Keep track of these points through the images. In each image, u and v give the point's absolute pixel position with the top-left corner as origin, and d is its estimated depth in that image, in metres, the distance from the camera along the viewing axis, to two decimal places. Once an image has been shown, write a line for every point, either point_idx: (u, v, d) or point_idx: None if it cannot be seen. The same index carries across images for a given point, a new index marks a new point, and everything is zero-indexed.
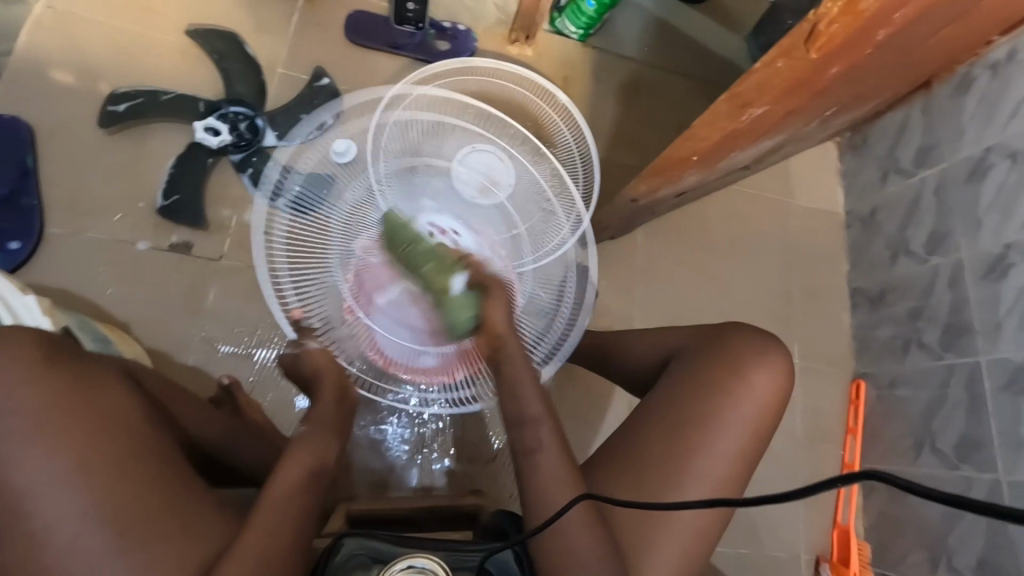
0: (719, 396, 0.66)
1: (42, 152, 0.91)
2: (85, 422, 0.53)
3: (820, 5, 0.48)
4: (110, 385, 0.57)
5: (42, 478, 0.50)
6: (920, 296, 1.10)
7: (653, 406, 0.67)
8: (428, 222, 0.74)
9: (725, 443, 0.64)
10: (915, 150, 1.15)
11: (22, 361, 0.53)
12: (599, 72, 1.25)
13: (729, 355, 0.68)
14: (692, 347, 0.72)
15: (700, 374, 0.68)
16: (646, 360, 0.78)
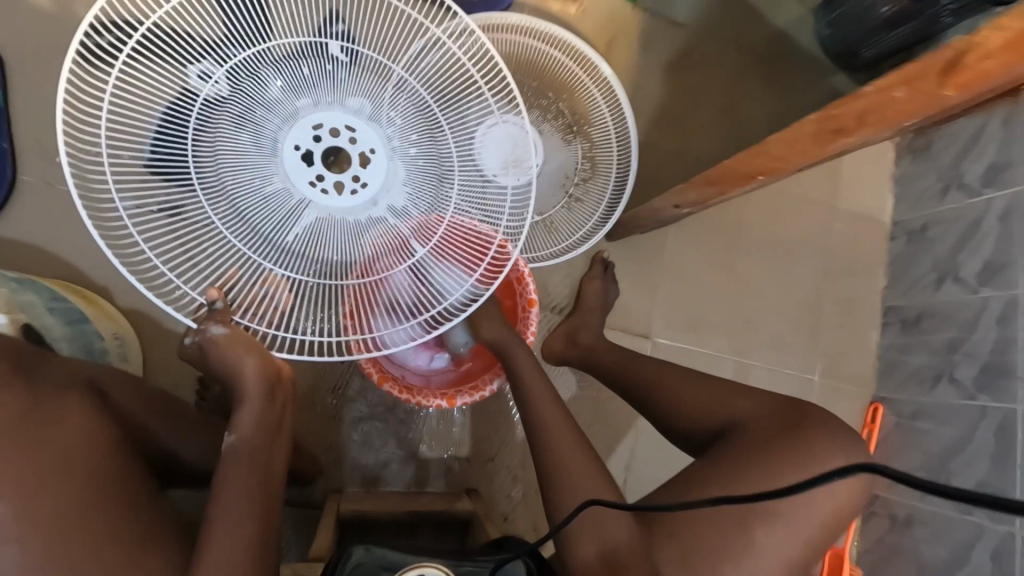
0: (788, 491, 0.60)
1: (12, 85, 0.79)
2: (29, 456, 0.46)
3: (974, 31, 0.38)
4: (59, 408, 0.50)
5: None
6: (962, 328, 1.02)
7: (712, 471, 0.62)
8: (308, 126, 0.65)
9: (784, 539, 0.59)
10: (984, 169, 1.03)
11: None
12: (647, 39, 1.10)
13: (813, 452, 0.63)
14: (763, 424, 0.66)
15: (771, 456, 0.62)
16: (700, 422, 0.71)
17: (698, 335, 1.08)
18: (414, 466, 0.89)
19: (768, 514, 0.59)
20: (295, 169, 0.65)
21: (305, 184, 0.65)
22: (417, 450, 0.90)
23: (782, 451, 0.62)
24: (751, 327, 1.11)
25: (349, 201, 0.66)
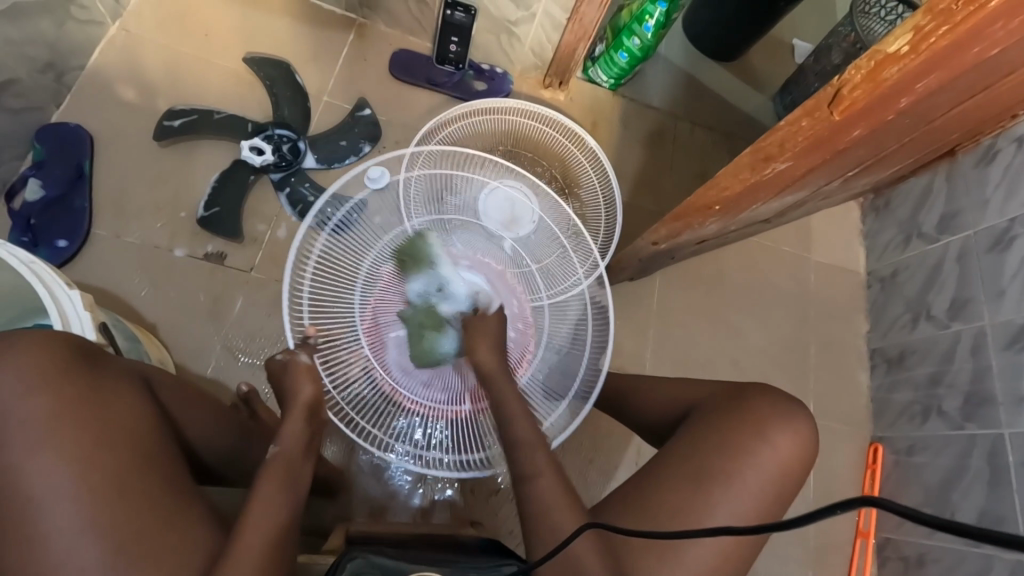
0: (734, 449, 0.66)
1: (98, 160, 0.97)
2: (85, 430, 0.53)
3: (844, 71, 0.51)
4: (121, 395, 0.58)
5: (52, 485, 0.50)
6: (940, 362, 1.08)
7: (670, 454, 0.68)
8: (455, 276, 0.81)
9: (742, 504, 0.64)
10: (937, 217, 1.14)
11: (41, 365, 0.54)
12: (626, 119, 1.29)
13: (754, 411, 0.69)
14: (713, 405, 0.72)
15: (721, 432, 0.67)
16: (665, 413, 0.78)
17: (689, 375, 1.15)
18: (422, 497, 0.93)
19: (726, 483, 0.64)
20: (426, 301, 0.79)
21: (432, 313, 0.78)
22: (425, 481, 0.94)
23: (728, 425, 0.68)
24: (741, 368, 1.18)
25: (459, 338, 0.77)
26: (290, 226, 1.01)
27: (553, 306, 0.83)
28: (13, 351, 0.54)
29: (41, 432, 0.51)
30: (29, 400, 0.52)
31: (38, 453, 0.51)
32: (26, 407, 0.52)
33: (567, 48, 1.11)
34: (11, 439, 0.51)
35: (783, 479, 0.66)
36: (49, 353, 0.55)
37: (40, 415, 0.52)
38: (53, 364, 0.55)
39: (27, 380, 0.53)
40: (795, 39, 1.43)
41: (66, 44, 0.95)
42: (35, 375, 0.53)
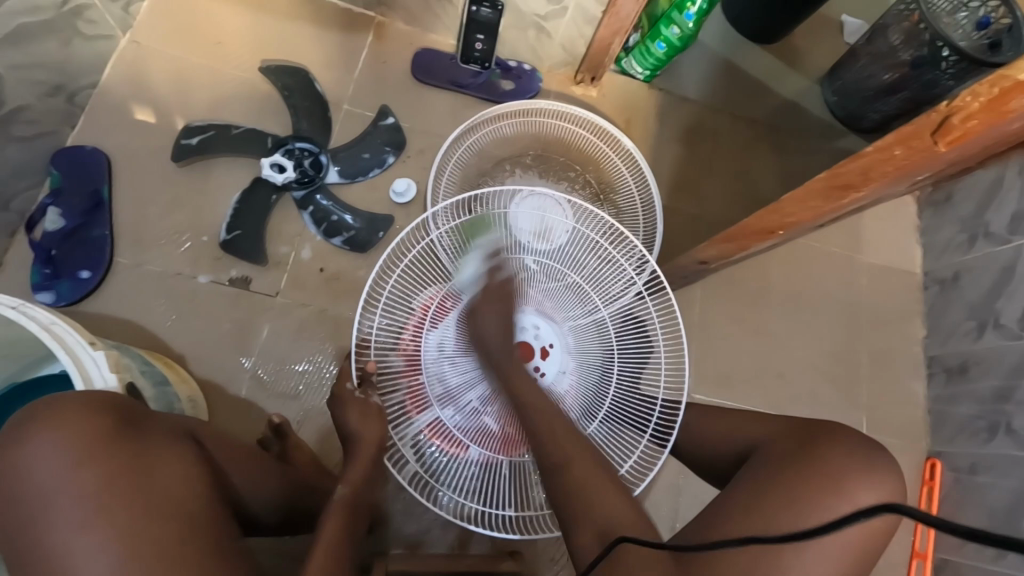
0: (805, 489, 0.54)
1: (116, 185, 0.94)
2: (134, 504, 0.46)
3: (958, 95, 0.44)
4: (170, 458, 0.51)
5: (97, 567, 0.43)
6: (1009, 377, 1.00)
7: (731, 498, 0.57)
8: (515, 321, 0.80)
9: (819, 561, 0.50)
10: (1008, 216, 1.04)
11: (85, 431, 0.47)
12: (662, 115, 1.21)
13: (836, 459, 0.56)
14: (779, 445, 0.61)
15: (787, 470, 0.56)
16: (720, 452, 0.68)
17: (733, 389, 1.09)
18: (458, 527, 0.93)
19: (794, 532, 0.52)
20: None
21: None
22: None
23: (800, 468, 0.56)
24: (788, 382, 1.12)
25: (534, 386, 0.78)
26: (314, 246, 0.96)
27: (613, 330, 0.80)
28: (47, 418, 0.47)
29: (88, 511, 0.45)
30: (71, 473, 0.46)
31: (86, 535, 0.44)
32: (68, 480, 0.45)
33: (602, 44, 1.03)
34: (54, 520, 0.45)
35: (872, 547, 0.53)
36: (91, 417, 0.48)
37: (83, 491, 0.45)
38: (102, 429, 0.48)
39: (69, 452, 0.46)
40: (845, 14, 1.30)
41: (75, 63, 0.90)
42: (76, 443, 0.46)
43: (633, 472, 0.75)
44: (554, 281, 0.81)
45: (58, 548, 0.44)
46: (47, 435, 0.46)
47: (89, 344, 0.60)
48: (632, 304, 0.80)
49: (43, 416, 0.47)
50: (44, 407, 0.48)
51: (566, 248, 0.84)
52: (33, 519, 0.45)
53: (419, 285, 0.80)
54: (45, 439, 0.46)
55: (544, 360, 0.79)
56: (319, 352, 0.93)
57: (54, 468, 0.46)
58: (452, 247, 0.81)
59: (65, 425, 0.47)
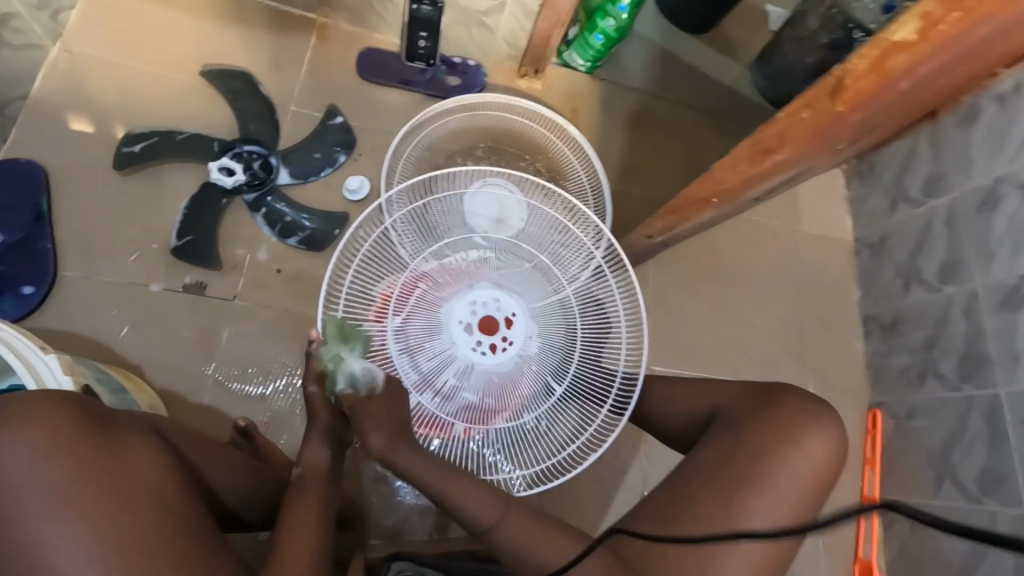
0: (762, 451, 0.62)
1: (57, 197, 0.91)
2: (106, 494, 0.47)
3: (847, 60, 0.49)
4: (139, 449, 0.51)
5: (70, 555, 0.44)
6: (934, 326, 1.09)
7: (702, 463, 0.64)
8: (480, 299, 0.82)
9: (773, 510, 0.60)
10: (923, 180, 1.14)
11: (50, 426, 0.47)
12: (606, 104, 1.26)
13: (789, 419, 0.64)
14: (739, 406, 0.68)
15: (753, 437, 0.63)
16: (688, 416, 0.74)
17: (690, 360, 1.15)
18: (434, 514, 0.94)
19: (760, 491, 0.60)
20: (462, 340, 0.80)
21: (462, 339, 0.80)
22: None
23: (760, 429, 0.64)
24: (740, 348, 1.18)
25: (502, 360, 0.81)
26: (270, 248, 0.96)
27: (576, 307, 0.82)
28: (6, 417, 0.47)
29: (57, 502, 0.45)
30: (36, 467, 0.46)
31: (56, 524, 0.45)
32: (31, 482, 0.45)
33: (542, 36, 1.06)
34: (22, 513, 0.45)
35: (818, 487, 0.63)
36: (55, 412, 0.48)
37: (50, 488, 0.46)
38: (66, 423, 0.48)
39: (33, 446, 0.46)
40: (769, 3, 1.38)
41: (3, 74, 0.88)
42: (41, 440, 0.46)
43: (592, 440, 0.78)
44: (514, 261, 0.84)
45: (28, 540, 0.44)
46: (8, 432, 0.46)
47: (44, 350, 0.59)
48: (592, 284, 0.82)
49: (3, 413, 0.47)
50: (2, 407, 0.47)
51: (526, 230, 0.87)
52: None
53: (381, 270, 0.80)
54: (7, 438, 0.46)
55: (509, 334, 0.81)
56: (283, 353, 0.93)
57: (19, 463, 0.46)
58: (411, 234, 0.83)
59: (26, 420, 0.47)
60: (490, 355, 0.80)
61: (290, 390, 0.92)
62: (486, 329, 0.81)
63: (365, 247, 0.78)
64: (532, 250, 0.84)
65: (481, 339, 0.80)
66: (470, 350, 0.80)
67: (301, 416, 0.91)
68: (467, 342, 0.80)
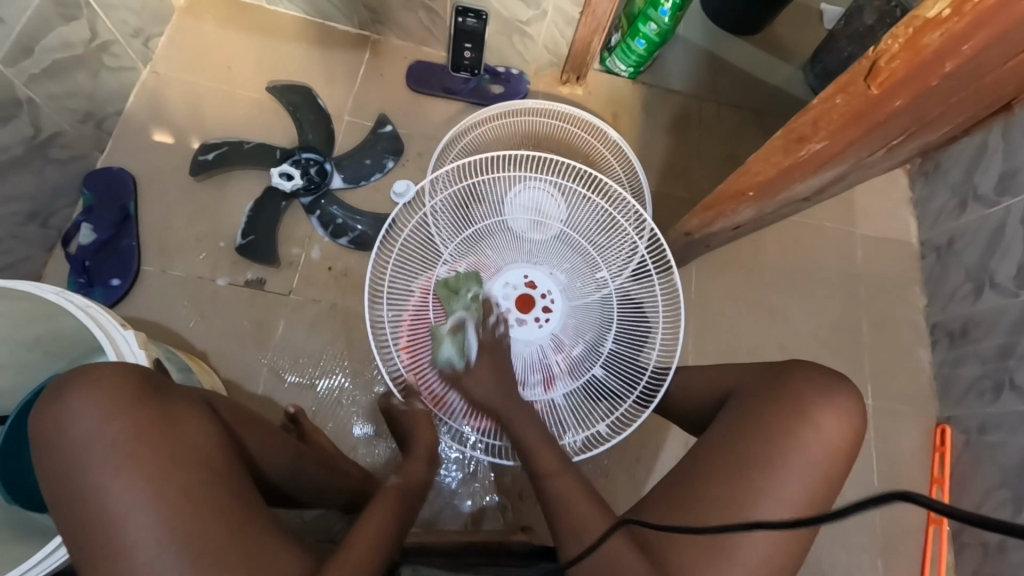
0: (773, 428, 0.60)
1: (141, 201, 1.02)
2: (161, 451, 0.52)
3: (880, 41, 0.48)
4: (192, 416, 0.57)
5: (129, 503, 0.49)
6: (1009, 334, 1.01)
7: (711, 445, 0.62)
8: (517, 277, 0.85)
9: (787, 487, 0.58)
10: (995, 177, 1.05)
11: (118, 389, 0.54)
12: (647, 108, 1.26)
13: (798, 394, 0.62)
14: (750, 386, 0.67)
15: (762, 414, 0.62)
16: (703, 400, 0.72)
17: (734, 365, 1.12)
18: (470, 506, 0.96)
19: (772, 469, 0.58)
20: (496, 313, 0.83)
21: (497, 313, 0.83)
22: (471, 487, 0.97)
23: (771, 406, 0.62)
24: (788, 354, 1.13)
25: (534, 332, 0.82)
26: (323, 247, 1.03)
27: (618, 299, 0.83)
28: (86, 381, 0.54)
29: (121, 454, 0.51)
30: (105, 424, 0.52)
31: (118, 476, 0.50)
32: (96, 441, 0.51)
33: (582, 42, 1.09)
34: (92, 464, 0.51)
35: (834, 462, 0.60)
36: (124, 379, 0.55)
37: (114, 440, 0.52)
38: (132, 389, 0.55)
39: (104, 406, 0.53)
40: (824, 2, 1.34)
41: (102, 93, 1.00)
42: (109, 402, 0.53)
43: (613, 427, 0.79)
44: (558, 251, 0.86)
45: (95, 488, 0.50)
46: (85, 393, 0.53)
47: (122, 326, 0.68)
48: (636, 281, 0.83)
49: (83, 378, 0.54)
50: (82, 373, 0.54)
51: (573, 220, 0.86)
52: (75, 466, 0.51)
53: (426, 246, 0.84)
54: (86, 399, 0.53)
55: (544, 312, 0.83)
56: (332, 345, 0.99)
57: (93, 420, 0.52)
58: (451, 212, 0.86)
59: (100, 384, 0.54)
60: (525, 330, 0.82)
61: (340, 391, 0.97)
62: (522, 305, 0.83)
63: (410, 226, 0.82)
64: (578, 242, 0.85)
65: (515, 314, 0.83)
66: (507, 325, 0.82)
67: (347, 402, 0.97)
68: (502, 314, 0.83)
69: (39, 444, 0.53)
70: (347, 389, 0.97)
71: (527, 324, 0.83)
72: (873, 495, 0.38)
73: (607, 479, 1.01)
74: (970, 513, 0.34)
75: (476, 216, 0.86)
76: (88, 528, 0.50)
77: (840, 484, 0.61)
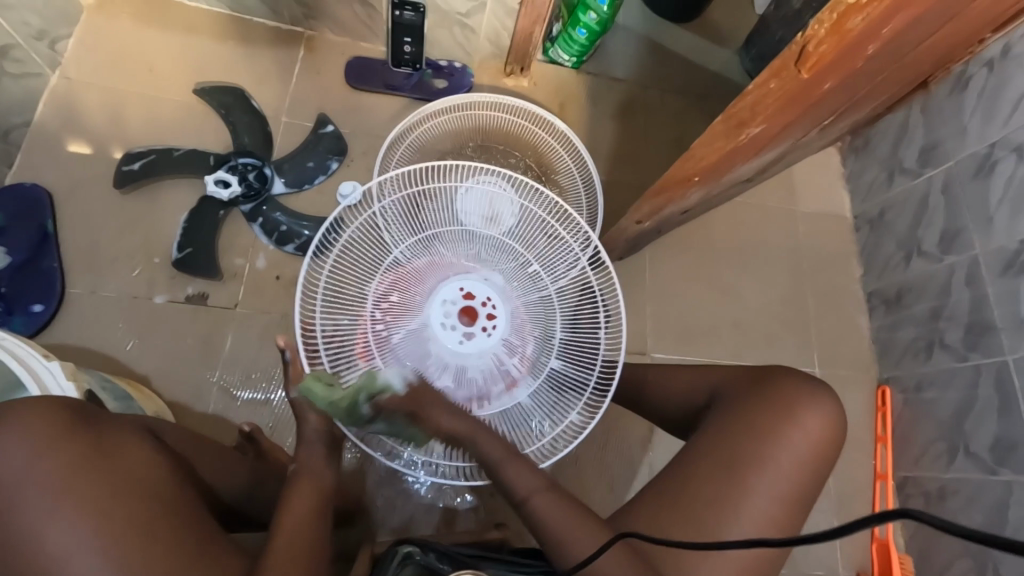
0: (761, 431, 0.63)
1: (61, 217, 0.94)
2: (99, 487, 0.48)
3: (808, 26, 0.50)
4: (130, 446, 0.53)
5: (64, 547, 0.46)
6: (938, 297, 1.08)
7: (702, 446, 0.64)
8: (458, 288, 0.83)
9: (774, 489, 0.61)
10: (918, 150, 1.12)
11: (42, 425, 0.49)
12: (593, 97, 1.27)
13: (784, 398, 0.65)
14: (738, 388, 0.69)
15: (751, 416, 0.65)
16: (689, 399, 0.75)
17: (691, 345, 1.15)
18: (442, 509, 0.95)
19: (760, 471, 0.61)
20: (438, 325, 0.81)
21: (440, 327, 0.81)
22: (441, 489, 0.96)
23: (759, 409, 0.65)
24: (741, 330, 1.18)
25: (479, 344, 0.81)
26: (268, 255, 0.98)
27: (562, 305, 0.82)
28: (3, 419, 0.49)
29: (51, 495, 0.47)
30: (29, 465, 0.47)
31: (50, 519, 0.46)
32: (20, 484, 0.47)
33: (524, 33, 1.08)
34: (17, 509, 0.46)
35: (817, 462, 0.64)
36: (48, 414, 0.50)
37: (41, 479, 0.47)
38: (59, 423, 0.50)
39: (28, 445, 0.48)
40: None
41: (6, 102, 0.92)
42: (33, 440, 0.48)
43: (570, 429, 0.78)
44: (501, 258, 0.84)
45: (23, 534, 0.46)
46: (2, 433, 0.48)
47: (45, 357, 0.63)
48: (579, 279, 0.82)
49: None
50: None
51: (516, 225, 0.84)
52: None
53: (368, 256, 0.80)
54: (4, 439, 0.48)
55: (487, 323, 0.82)
56: (285, 357, 0.95)
57: (14, 462, 0.47)
58: (395, 220, 0.82)
59: (21, 420, 0.49)
60: (473, 342, 0.81)
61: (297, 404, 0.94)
62: (465, 316, 0.82)
63: (349, 234, 0.78)
64: (520, 248, 0.84)
65: (459, 327, 0.81)
66: (453, 342, 0.81)
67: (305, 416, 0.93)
68: (444, 326, 0.81)
69: None
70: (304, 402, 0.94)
71: (474, 336, 0.81)
72: (859, 518, 0.40)
73: (576, 469, 1.02)
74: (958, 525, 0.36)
75: (420, 225, 0.83)
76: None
77: (821, 481, 0.65)
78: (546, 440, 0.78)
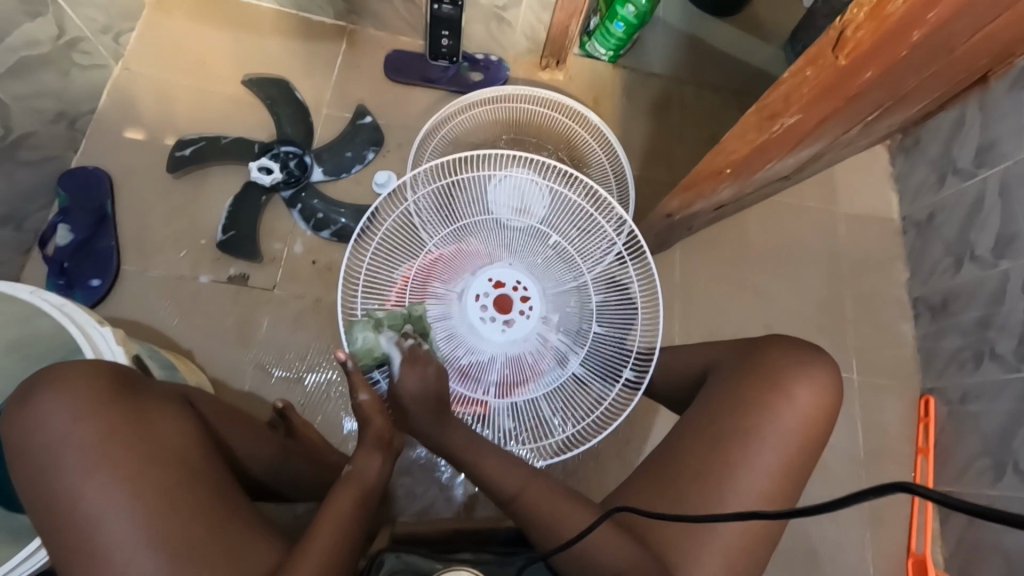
0: (748, 403, 0.62)
1: (118, 200, 1.01)
2: (137, 448, 0.52)
3: (848, 10, 0.48)
4: (166, 413, 0.57)
5: (105, 501, 0.50)
6: (989, 305, 1.02)
7: (690, 423, 0.63)
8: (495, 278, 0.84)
9: (765, 459, 0.60)
10: (973, 150, 1.06)
11: (88, 390, 0.54)
12: (629, 92, 1.26)
13: (770, 371, 0.64)
14: (729, 361, 0.68)
15: (739, 390, 0.63)
16: (685, 376, 0.74)
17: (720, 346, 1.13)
18: (463, 493, 0.97)
19: (749, 446, 0.60)
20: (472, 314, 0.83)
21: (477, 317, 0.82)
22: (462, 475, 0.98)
23: (748, 382, 0.63)
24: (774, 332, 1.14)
25: (512, 334, 0.82)
26: (305, 241, 1.02)
27: (596, 292, 0.83)
28: (56, 383, 0.54)
29: (94, 454, 0.51)
30: (79, 423, 0.52)
31: (95, 474, 0.50)
32: (69, 442, 0.51)
33: (560, 26, 1.08)
34: (66, 464, 0.51)
35: (811, 434, 0.62)
36: (94, 381, 0.54)
37: (86, 440, 0.52)
38: (103, 389, 0.54)
39: (77, 406, 0.53)
40: None
41: (74, 92, 0.99)
42: (82, 403, 0.53)
43: (603, 418, 0.79)
44: (536, 246, 0.85)
45: (69, 489, 0.50)
46: (56, 395, 0.53)
47: (98, 324, 0.67)
48: (614, 268, 0.82)
49: (53, 380, 0.54)
50: (53, 374, 0.54)
51: (548, 212, 0.84)
52: (48, 467, 0.51)
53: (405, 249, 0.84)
54: (57, 400, 0.53)
55: (520, 313, 0.83)
56: (317, 338, 0.99)
57: (65, 421, 0.52)
58: (429, 211, 0.84)
59: (71, 385, 0.54)
60: (509, 330, 0.83)
61: (329, 383, 0.97)
62: (499, 306, 0.83)
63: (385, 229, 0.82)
64: (555, 234, 0.84)
65: (494, 314, 0.83)
66: (495, 332, 0.82)
67: (335, 394, 0.97)
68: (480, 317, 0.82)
69: (12, 448, 0.53)
70: (335, 382, 0.97)
71: (513, 324, 0.83)
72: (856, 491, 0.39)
73: (597, 462, 1.02)
74: (961, 500, 0.35)
75: (454, 215, 0.85)
76: (65, 529, 0.50)
77: (818, 453, 0.63)
78: (581, 426, 0.79)
